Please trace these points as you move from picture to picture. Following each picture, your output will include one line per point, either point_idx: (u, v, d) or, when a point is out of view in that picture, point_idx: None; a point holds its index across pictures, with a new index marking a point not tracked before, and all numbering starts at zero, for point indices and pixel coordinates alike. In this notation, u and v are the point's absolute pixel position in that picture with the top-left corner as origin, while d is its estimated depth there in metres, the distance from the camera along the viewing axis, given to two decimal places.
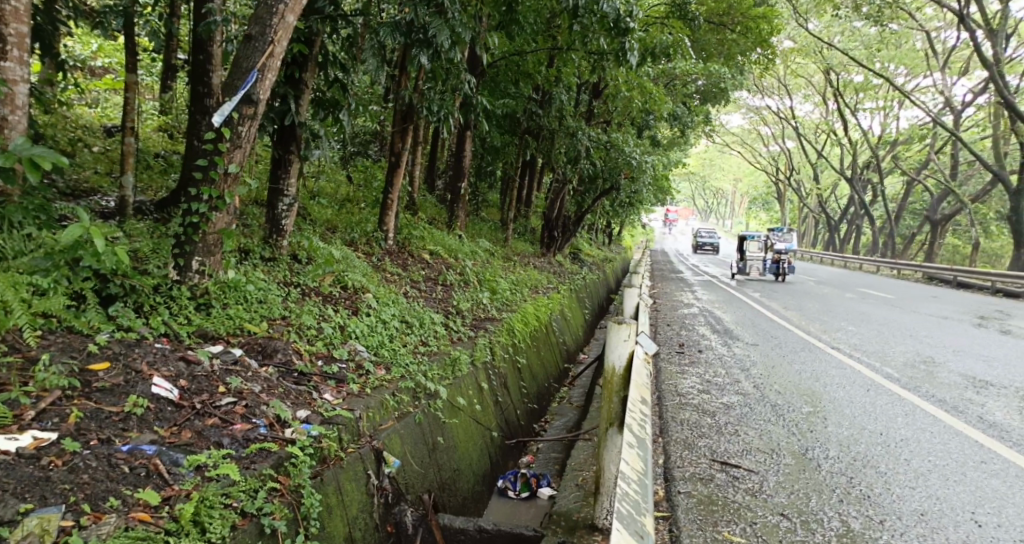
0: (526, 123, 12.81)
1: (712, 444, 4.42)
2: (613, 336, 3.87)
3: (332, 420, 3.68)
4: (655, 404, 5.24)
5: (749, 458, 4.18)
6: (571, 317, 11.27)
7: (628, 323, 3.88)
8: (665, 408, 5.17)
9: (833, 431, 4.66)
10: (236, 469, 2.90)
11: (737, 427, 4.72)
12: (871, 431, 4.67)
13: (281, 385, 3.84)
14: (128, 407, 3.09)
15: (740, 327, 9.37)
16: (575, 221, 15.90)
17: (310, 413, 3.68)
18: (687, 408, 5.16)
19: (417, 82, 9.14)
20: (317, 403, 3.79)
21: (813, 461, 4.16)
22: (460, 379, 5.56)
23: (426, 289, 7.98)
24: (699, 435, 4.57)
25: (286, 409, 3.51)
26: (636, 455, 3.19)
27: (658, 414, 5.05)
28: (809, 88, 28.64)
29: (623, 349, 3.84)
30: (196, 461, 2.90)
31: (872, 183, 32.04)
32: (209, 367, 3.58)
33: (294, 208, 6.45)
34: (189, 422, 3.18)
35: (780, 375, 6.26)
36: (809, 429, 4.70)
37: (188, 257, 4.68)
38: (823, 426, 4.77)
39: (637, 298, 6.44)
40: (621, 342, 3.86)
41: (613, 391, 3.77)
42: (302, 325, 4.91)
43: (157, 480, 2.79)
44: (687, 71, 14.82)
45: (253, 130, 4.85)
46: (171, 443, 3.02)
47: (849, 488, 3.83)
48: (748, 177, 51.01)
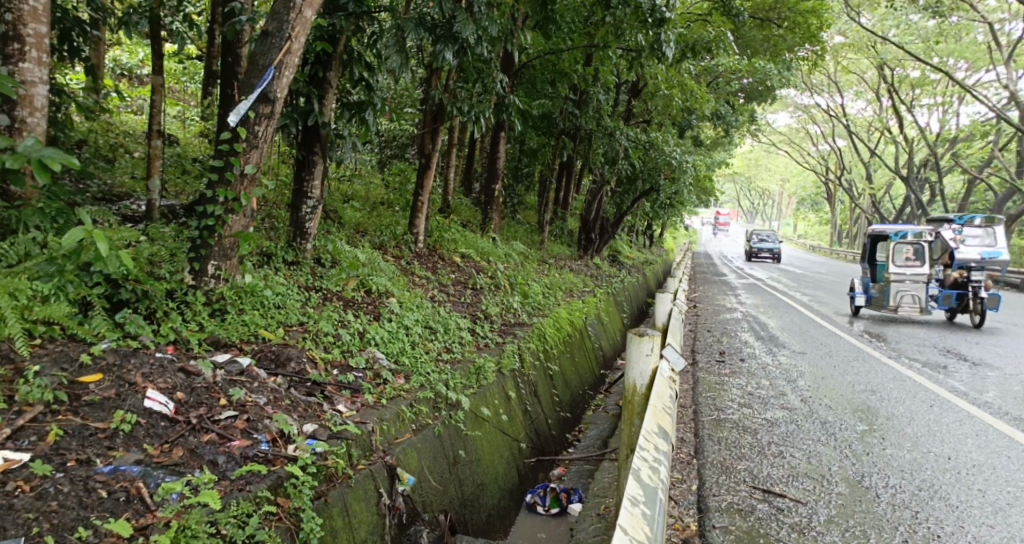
0: (563, 124, 12.52)
1: (753, 468, 4.07)
2: (633, 351, 3.89)
3: (340, 435, 3.47)
4: (691, 421, 4.91)
5: (795, 486, 3.83)
6: (608, 321, 10.92)
7: (649, 336, 3.88)
8: (702, 424, 4.83)
9: (893, 455, 4.27)
10: (216, 496, 2.67)
11: (781, 448, 4.36)
12: (937, 456, 4.26)
13: (289, 396, 3.65)
14: (115, 423, 2.94)
15: (785, 334, 8.92)
16: (613, 223, 15.53)
17: (317, 427, 3.47)
18: (725, 424, 4.82)
19: (449, 82, 8.95)
20: (326, 416, 3.58)
21: (870, 491, 3.78)
22: (485, 387, 5.32)
23: (455, 293, 7.76)
24: (738, 457, 4.22)
25: (290, 423, 3.33)
26: (638, 519, 2.70)
27: (694, 431, 4.70)
28: (861, 84, 27.63)
29: (644, 364, 3.86)
30: (172, 488, 2.68)
31: (929, 183, 30.72)
32: (210, 379, 3.41)
33: (318, 210, 6.30)
34: (183, 439, 3.01)
35: (830, 388, 5.84)
36: (865, 452, 4.32)
37: (203, 261, 4.53)
38: (880, 448, 4.37)
39: (672, 304, 6.11)
40: (642, 356, 3.88)
41: (633, 412, 3.81)
42: (319, 331, 4.74)
43: (138, 505, 2.63)
44: (731, 68, 14.34)
45: (270, 130, 4.68)
46: (159, 463, 2.85)
47: (914, 525, 3.45)
48: (797, 178, 49.59)
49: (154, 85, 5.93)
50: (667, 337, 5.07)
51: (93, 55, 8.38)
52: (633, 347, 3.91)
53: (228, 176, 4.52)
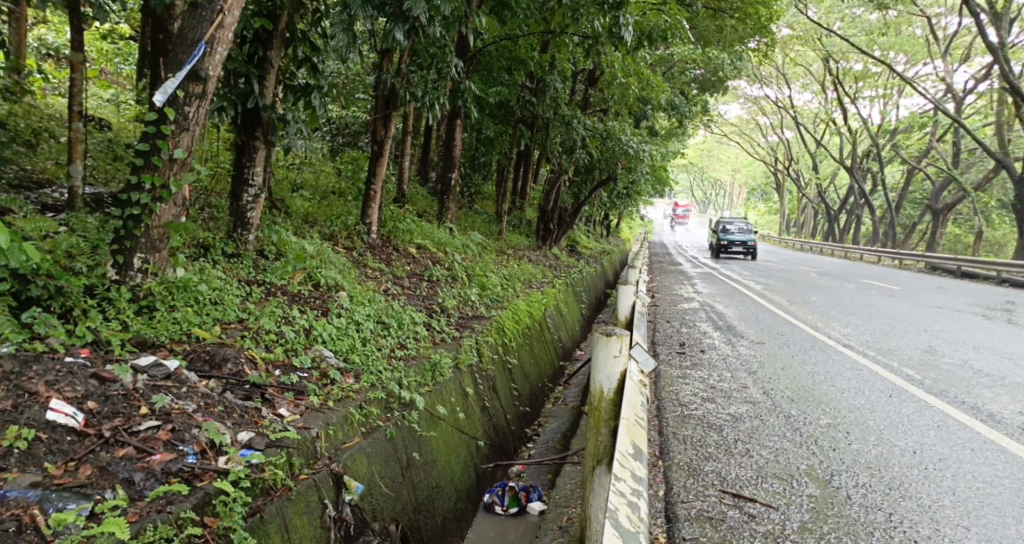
0: (520, 113, 12.27)
1: (720, 470, 3.91)
2: (600, 350, 3.62)
3: (279, 443, 3.16)
4: (655, 419, 4.73)
5: (764, 489, 3.68)
6: (567, 312, 10.76)
7: (619, 336, 3.59)
8: (665, 422, 4.65)
9: (859, 450, 4.16)
10: (124, 523, 2.40)
11: (746, 445, 4.22)
12: (903, 450, 4.17)
13: (223, 401, 3.32)
14: (8, 439, 2.60)
15: (744, 323, 8.87)
16: (572, 213, 15.36)
17: (253, 435, 3.15)
18: (689, 421, 4.65)
19: (401, 66, 8.62)
20: (265, 423, 3.27)
21: (842, 491, 3.66)
22: (441, 385, 5.06)
23: (410, 285, 7.47)
24: (704, 457, 4.06)
25: (221, 431, 3.02)
26: None
27: (658, 430, 4.54)
28: (809, 76, 28.12)
29: (612, 368, 3.60)
30: (63, 519, 2.38)
31: (874, 172, 31.50)
32: (130, 385, 3.07)
33: (260, 199, 5.95)
34: (92, 455, 2.69)
35: (791, 379, 5.75)
36: (831, 448, 4.21)
37: (129, 253, 4.17)
38: (846, 443, 4.27)
39: (633, 297, 5.90)
40: (609, 359, 3.61)
41: (600, 421, 3.48)
42: (260, 329, 4.40)
43: (31, 536, 2.33)
44: (685, 57, 14.26)
45: (203, 112, 4.32)
46: (61, 485, 2.53)
47: (889, 529, 3.33)
48: (748, 168, 50.41)
49: (74, 62, 5.48)
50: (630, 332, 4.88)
51: (14, 33, 7.82)
52: (599, 347, 3.63)
53: (155, 161, 4.14)
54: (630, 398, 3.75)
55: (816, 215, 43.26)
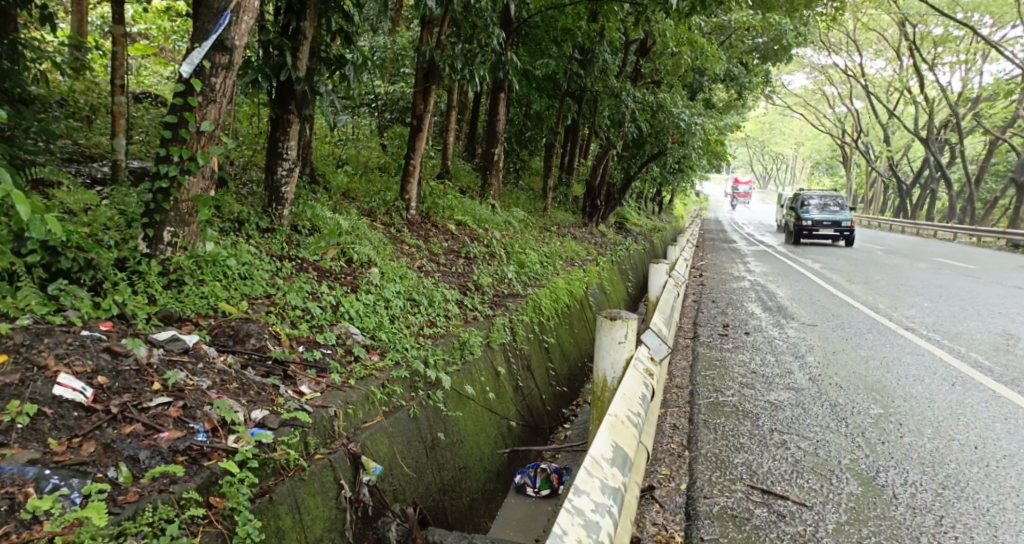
0: (569, 86, 11.97)
1: (752, 462, 3.72)
2: (603, 336, 3.62)
3: (292, 422, 3.12)
4: (686, 406, 4.54)
5: (798, 485, 3.47)
6: (611, 291, 10.53)
7: (622, 320, 3.58)
8: (699, 409, 4.46)
9: (911, 445, 3.90)
10: (104, 508, 2.34)
11: (784, 436, 4.00)
12: (961, 446, 3.89)
13: (240, 378, 3.31)
14: (10, 415, 2.62)
15: (795, 304, 8.50)
16: (620, 189, 14.99)
17: (267, 414, 3.13)
18: (724, 409, 4.46)
19: (443, 36, 8.44)
20: (281, 401, 3.24)
21: (886, 490, 3.42)
22: (470, 364, 4.98)
23: (447, 262, 7.40)
24: (736, 449, 3.87)
25: (233, 409, 3.02)
26: None
27: (689, 417, 4.35)
28: (881, 43, 26.65)
29: (616, 353, 3.60)
30: (37, 506, 2.33)
31: (947, 145, 29.82)
32: (142, 360, 3.10)
33: (294, 173, 5.92)
34: (98, 431, 2.70)
35: (841, 365, 5.45)
36: (880, 440, 3.95)
37: (158, 227, 4.15)
38: (897, 436, 4.00)
39: (667, 278, 5.68)
40: (614, 344, 3.61)
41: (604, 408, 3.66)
42: (287, 305, 4.38)
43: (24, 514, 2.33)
44: (745, 23, 13.64)
45: (230, 83, 4.28)
46: (62, 462, 2.54)
47: (937, 534, 3.09)
48: (811, 141, 48.41)
49: (114, 35, 5.46)
50: (658, 316, 4.69)
51: (76, 12, 7.83)
52: (602, 333, 3.62)
53: (182, 133, 4.11)
54: (624, 392, 3.25)
55: (884, 190, 41.30)
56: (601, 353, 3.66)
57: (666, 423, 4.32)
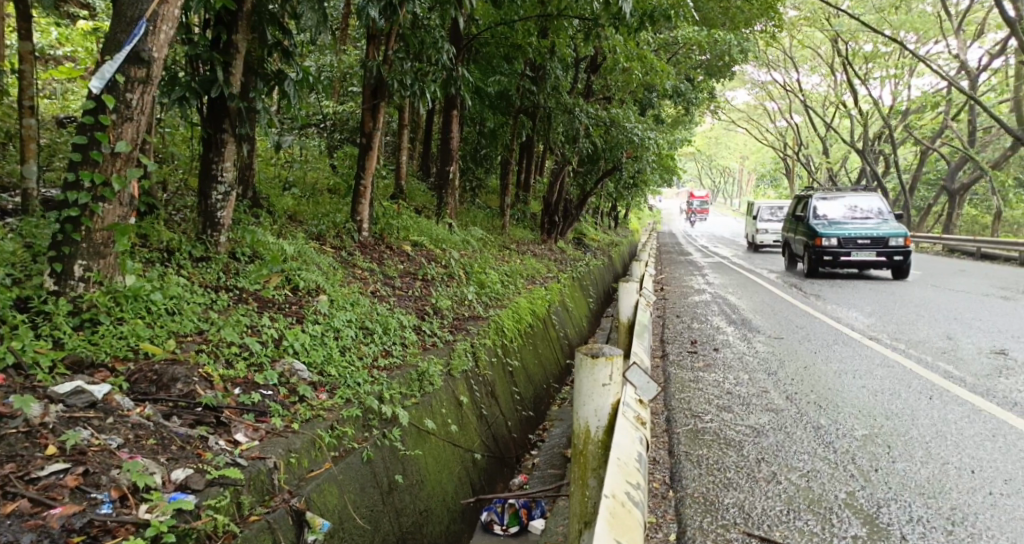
0: (521, 103, 11.79)
1: (742, 502, 3.41)
2: (583, 379, 3.13)
3: (220, 482, 2.68)
4: (665, 437, 4.23)
5: (795, 527, 3.17)
6: (574, 308, 10.24)
7: (606, 361, 3.08)
8: (677, 440, 4.15)
9: (907, 471, 3.65)
10: None
11: (772, 468, 3.72)
12: (959, 470, 3.66)
13: (158, 432, 2.90)
14: None
15: (760, 315, 8.33)
16: (578, 205, 14.76)
17: (191, 472, 2.70)
18: (704, 438, 4.15)
19: (387, 52, 8.12)
20: (208, 455, 2.82)
21: (890, 530, 3.15)
22: (430, 396, 4.58)
23: (402, 285, 7.01)
24: (723, 486, 3.56)
25: (145, 472, 2.61)
26: None
27: (669, 450, 4.04)
28: (816, 59, 27.37)
29: (600, 398, 3.11)
30: None
31: (888, 154, 30.69)
32: (36, 421, 2.72)
33: (231, 197, 5.51)
34: None
35: (816, 380, 5.23)
36: (873, 468, 3.70)
37: (68, 261, 3.71)
38: (889, 462, 3.76)
39: (636, 296, 5.37)
40: (597, 388, 3.12)
41: (586, 471, 3.10)
42: (222, 341, 3.93)
43: None
44: (689, 39, 13.69)
45: (149, 98, 3.84)
46: None
47: None
48: (756, 154, 49.45)
49: (21, 52, 4.97)
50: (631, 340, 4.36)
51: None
52: (580, 374, 3.15)
53: (93, 155, 3.65)
54: (618, 460, 2.92)
55: None
56: (579, 396, 3.17)
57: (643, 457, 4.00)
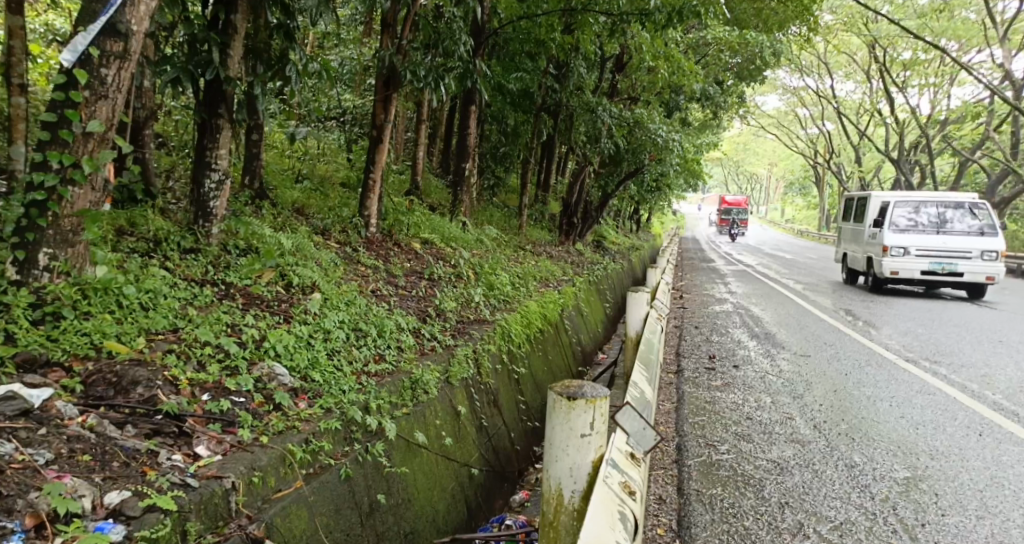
0: (543, 100, 11.46)
1: None
2: (558, 427, 2.83)
3: (155, 508, 2.46)
4: (676, 472, 3.86)
5: None
6: (588, 313, 9.85)
7: (585, 408, 2.77)
8: (689, 476, 3.79)
9: (959, 530, 3.25)
10: None
11: (798, 517, 3.35)
12: (1020, 530, 3.25)
13: (98, 446, 2.69)
14: None
15: (783, 330, 7.90)
16: (598, 207, 14.33)
17: (126, 497, 2.48)
18: (721, 475, 3.78)
19: (402, 42, 7.80)
20: (150, 478, 2.58)
21: None
22: (423, 408, 4.24)
23: (406, 284, 6.70)
24: (741, 538, 3.20)
25: (66, 497, 2.40)
26: None
27: (678, 487, 3.69)
28: (852, 65, 26.59)
29: (578, 453, 2.81)
30: None
31: (921, 165, 29.83)
32: None
33: (225, 185, 5.26)
34: None
35: (847, 407, 4.83)
36: (918, 523, 3.31)
37: (32, 248, 3.45)
38: (937, 515, 3.37)
39: (646, 311, 5.06)
40: (576, 439, 2.82)
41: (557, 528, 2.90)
42: (196, 341, 3.64)
43: None
44: (720, 39, 13.21)
45: (127, 75, 3.60)
46: None
47: None
48: (784, 160, 48.52)
49: (10, 26, 4.59)
50: (636, 362, 4.03)
51: None
52: (553, 418, 2.84)
53: (63, 135, 3.40)
54: None
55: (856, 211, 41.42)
56: (554, 445, 2.87)
57: (648, 494, 3.65)
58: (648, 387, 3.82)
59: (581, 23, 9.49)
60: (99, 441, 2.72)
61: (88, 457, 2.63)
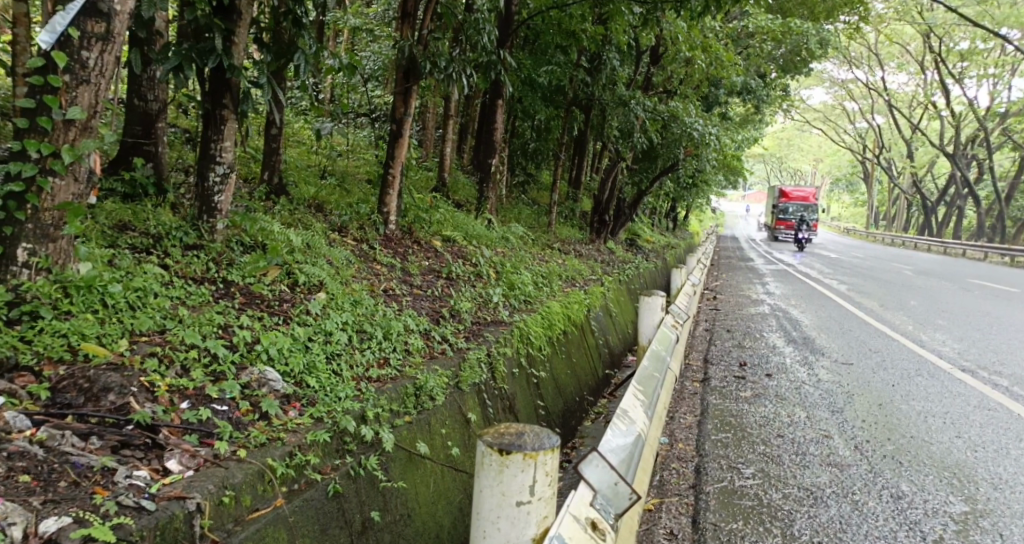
0: (572, 94, 11.07)
1: None
2: (489, 489, 2.61)
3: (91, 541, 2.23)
4: (694, 500, 3.53)
5: None
6: (617, 313, 9.48)
7: (519, 461, 2.57)
8: (709, 506, 3.46)
9: None
10: None
11: None
12: None
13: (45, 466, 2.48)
14: None
15: (824, 335, 7.43)
16: (631, 204, 13.88)
17: (63, 526, 2.26)
18: (745, 505, 3.45)
19: (424, 32, 7.52)
20: (93, 505, 2.35)
21: None
22: (427, 417, 3.94)
23: (424, 283, 6.44)
24: None
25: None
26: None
27: (694, 519, 3.37)
28: (904, 56, 25.56)
29: (513, 520, 2.58)
30: None
31: (977, 160, 28.48)
32: None
33: (230, 179, 5.09)
34: None
35: (893, 424, 4.43)
36: None
37: (11, 242, 3.29)
38: None
39: (663, 319, 4.77)
40: (511, 502, 2.60)
41: None
42: (182, 344, 3.43)
43: None
44: (763, 28, 12.61)
45: (111, 58, 3.42)
46: None
47: None
48: (830, 156, 47.10)
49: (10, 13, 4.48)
50: (632, 381, 3.66)
51: None
52: (483, 476, 2.64)
53: (42, 122, 3.24)
54: None
55: (907, 208, 39.90)
56: (485, 516, 2.65)
57: (659, 527, 3.33)
58: (643, 415, 3.40)
59: (613, 13, 9.08)
60: (47, 459, 2.53)
61: (30, 478, 2.44)
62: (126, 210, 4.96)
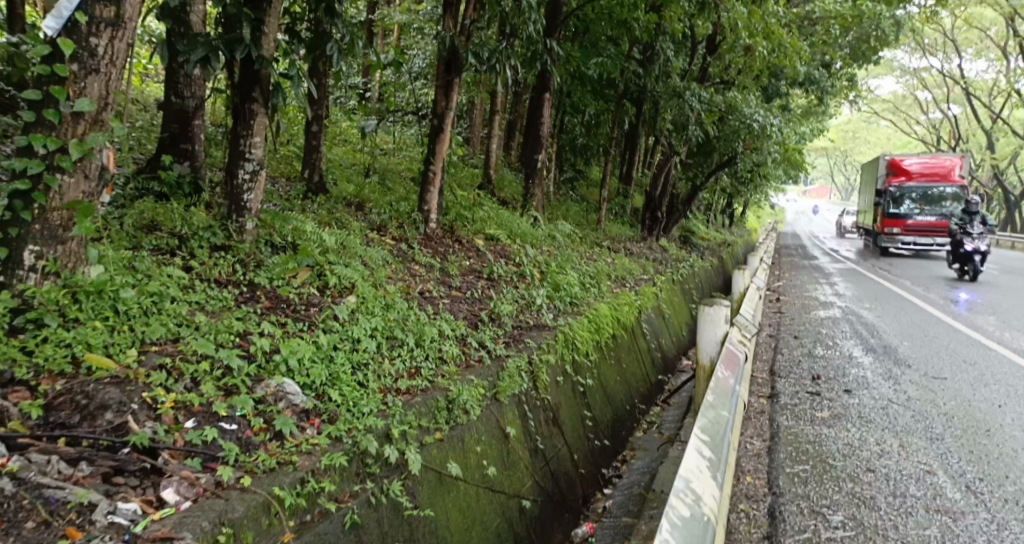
0: (623, 86, 10.60)
1: None
2: None
3: None
4: None
5: None
6: (670, 315, 8.96)
7: None
8: None
9: None
10: None
11: None
12: None
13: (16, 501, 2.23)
14: None
15: (906, 343, 6.80)
16: (685, 199, 13.26)
17: None
18: None
19: (466, 21, 7.15)
20: None
21: None
22: (461, 433, 3.60)
23: (463, 285, 6.11)
24: None
25: None
26: None
27: None
28: (984, 42, 24.00)
29: None
30: None
31: None
32: None
33: (260, 176, 4.85)
34: None
35: (1007, 458, 3.90)
36: None
37: (18, 245, 3.09)
38: None
39: (722, 332, 4.33)
40: None
41: None
42: (194, 355, 3.17)
43: None
44: (832, 12, 11.81)
45: (123, 45, 3.20)
46: None
47: None
48: (900, 149, 44.87)
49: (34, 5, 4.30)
50: (695, 430, 2.94)
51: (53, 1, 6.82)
52: None
53: (49, 115, 3.01)
54: None
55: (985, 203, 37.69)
56: None
57: None
58: (713, 486, 2.67)
59: None
60: (17, 494, 2.27)
61: None
62: (153, 210, 4.78)
